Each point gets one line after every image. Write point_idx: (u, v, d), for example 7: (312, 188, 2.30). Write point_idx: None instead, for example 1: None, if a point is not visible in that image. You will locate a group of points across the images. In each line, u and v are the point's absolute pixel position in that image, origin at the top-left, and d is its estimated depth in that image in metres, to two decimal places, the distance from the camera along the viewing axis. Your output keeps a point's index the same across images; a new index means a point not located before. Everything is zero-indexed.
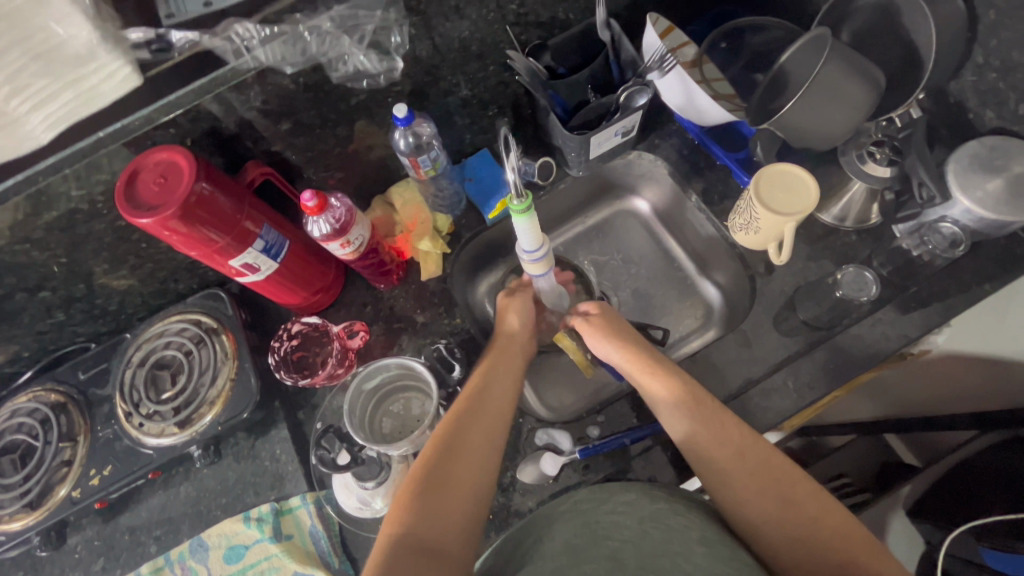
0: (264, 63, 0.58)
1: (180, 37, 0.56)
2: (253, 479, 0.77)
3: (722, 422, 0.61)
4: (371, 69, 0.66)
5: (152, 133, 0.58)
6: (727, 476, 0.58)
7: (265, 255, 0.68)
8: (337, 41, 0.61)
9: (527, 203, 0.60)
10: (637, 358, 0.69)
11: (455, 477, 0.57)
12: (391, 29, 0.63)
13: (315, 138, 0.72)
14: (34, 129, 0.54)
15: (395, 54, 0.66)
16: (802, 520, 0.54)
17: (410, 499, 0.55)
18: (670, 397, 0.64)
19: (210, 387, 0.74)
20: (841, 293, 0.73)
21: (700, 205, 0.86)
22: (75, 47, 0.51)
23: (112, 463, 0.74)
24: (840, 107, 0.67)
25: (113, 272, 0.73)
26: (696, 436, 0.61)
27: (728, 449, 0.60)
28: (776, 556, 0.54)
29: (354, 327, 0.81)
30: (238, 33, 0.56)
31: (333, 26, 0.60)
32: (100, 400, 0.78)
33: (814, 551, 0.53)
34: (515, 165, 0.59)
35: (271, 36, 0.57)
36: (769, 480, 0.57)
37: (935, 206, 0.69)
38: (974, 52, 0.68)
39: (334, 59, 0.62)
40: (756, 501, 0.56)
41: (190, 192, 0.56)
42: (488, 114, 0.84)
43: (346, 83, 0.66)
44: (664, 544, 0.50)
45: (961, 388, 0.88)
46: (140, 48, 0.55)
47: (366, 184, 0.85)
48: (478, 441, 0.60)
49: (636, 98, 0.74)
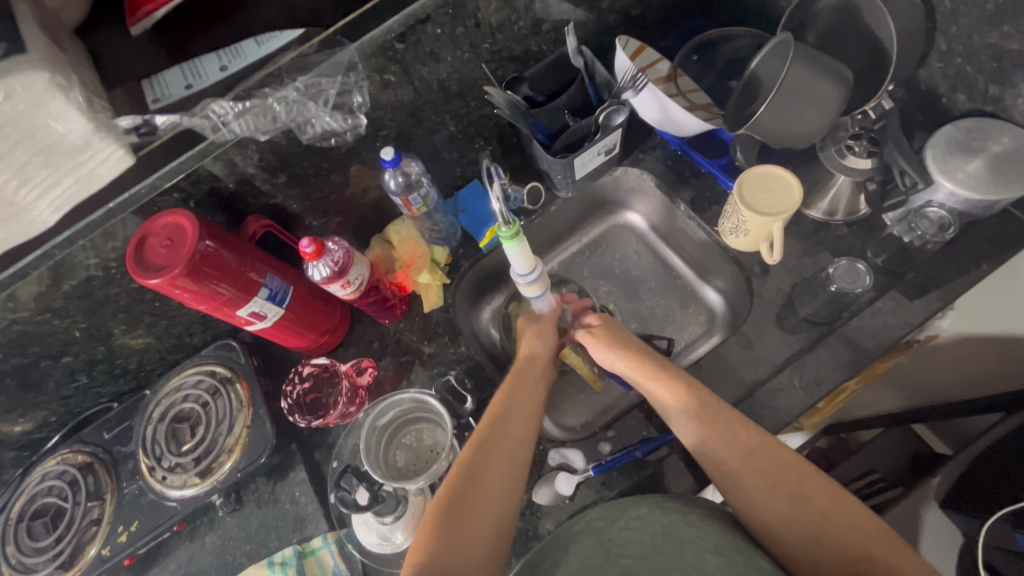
0: (240, 135, 0.61)
1: (163, 120, 0.58)
2: (275, 523, 0.78)
3: (732, 424, 0.61)
4: (338, 129, 0.69)
5: (158, 200, 0.62)
6: (737, 476, 0.58)
7: (271, 303, 0.71)
8: (304, 108, 0.64)
9: (515, 229, 0.63)
10: (640, 364, 0.69)
11: (476, 511, 0.57)
12: (352, 91, 0.66)
13: (311, 187, 0.76)
14: (41, 215, 0.57)
15: (358, 112, 0.69)
16: (814, 516, 0.54)
17: (429, 536, 0.54)
18: (680, 405, 0.64)
19: (227, 435, 0.76)
20: (836, 287, 0.74)
21: (689, 213, 0.87)
22: (72, 140, 0.53)
23: (138, 519, 0.76)
24: (812, 106, 0.69)
25: (130, 332, 0.76)
26: (708, 442, 0.61)
27: (738, 450, 0.59)
28: (790, 554, 0.54)
29: (362, 364, 0.83)
30: (215, 111, 0.58)
31: (298, 95, 0.62)
32: (125, 457, 0.80)
33: (828, 547, 0.53)
34: (498, 194, 0.63)
35: (243, 110, 0.60)
36: (780, 477, 0.57)
37: (919, 191, 0.69)
38: (937, 40, 0.69)
39: (302, 124, 0.66)
40: (768, 500, 0.56)
41: (194, 250, 0.60)
42: (474, 147, 0.87)
43: (316, 143, 0.69)
44: (678, 556, 0.50)
45: (982, 369, 0.87)
46: (130, 132, 0.57)
47: (364, 224, 0.88)
48: (498, 470, 0.60)
49: (614, 118, 0.77)
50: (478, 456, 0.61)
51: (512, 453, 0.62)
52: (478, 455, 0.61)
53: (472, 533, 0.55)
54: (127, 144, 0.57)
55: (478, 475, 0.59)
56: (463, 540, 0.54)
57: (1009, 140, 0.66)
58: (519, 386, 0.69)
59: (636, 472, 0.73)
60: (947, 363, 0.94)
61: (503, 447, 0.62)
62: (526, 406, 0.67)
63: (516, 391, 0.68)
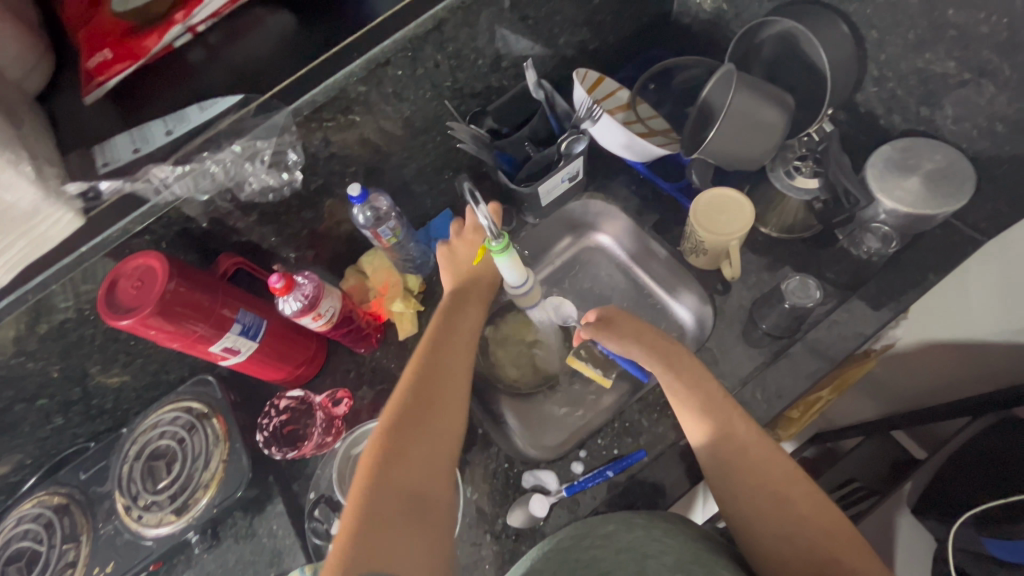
0: (180, 197, 0.64)
1: (107, 186, 0.62)
2: (252, 558, 0.78)
3: (733, 421, 0.61)
4: (274, 184, 0.72)
5: (130, 242, 0.64)
6: (727, 472, 0.60)
7: (244, 337, 0.72)
8: (241, 168, 0.67)
9: (504, 243, 0.67)
10: (659, 358, 0.67)
11: (421, 429, 0.63)
12: (287, 150, 0.68)
13: (284, 223, 0.79)
14: None
15: (293, 169, 0.71)
16: (793, 518, 0.56)
17: (370, 470, 0.59)
18: (691, 400, 0.63)
19: (203, 471, 0.77)
20: (789, 303, 0.75)
21: (653, 235, 0.91)
22: (21, 207, 0.57)
23: (114, 560, 0.75)
24: (751, 135, 0.74)
25: (106, 371, 0.77)
26: (709, 436, 0.61)
27: (734, 448, 0.60)
28: (762, 551, 0.56)
29: (337, 395, 0.84)
30: (156, 175, 0.62)
31: (235, 156, 0.65)
32: (101, 497, 0.80)
33: (799, 549, 0.54)
34: (487, 213, 0.65)
35: (183, 173, 0.63)
36: (765, 478, 0.58)
37: (863, 208, 0.74)
38: (869, 66, 0.73)
39: (239, 182, 0.69)
40: (749, 499, 0.58)
41: (165, 291, 0.61)
42: (443, 177, 0.90)
43: (255, 199, 0.72)
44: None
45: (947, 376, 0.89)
46: (75, 198, 0.61)
47: (339, 256, 0.91)
48: (433, 409, 0.65)
49: (574, 146, 0.82)
50: (416, 396, 0.65)
51: (449, 393, 0.67)
52: (419, 394, 0.65)
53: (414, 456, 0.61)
54: (75, 208, 0.61)
55: (417, 414, 0.64)
56: (402, 473, 0.59)
57: (941, 157, 0.69)
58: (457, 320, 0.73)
59: (609, 490, 0.74)
60: (910, 369, 0.97)
61: (441, 379, 0.67)
62: (465, 349, 0.71)
63: (451, 316, 0.73)
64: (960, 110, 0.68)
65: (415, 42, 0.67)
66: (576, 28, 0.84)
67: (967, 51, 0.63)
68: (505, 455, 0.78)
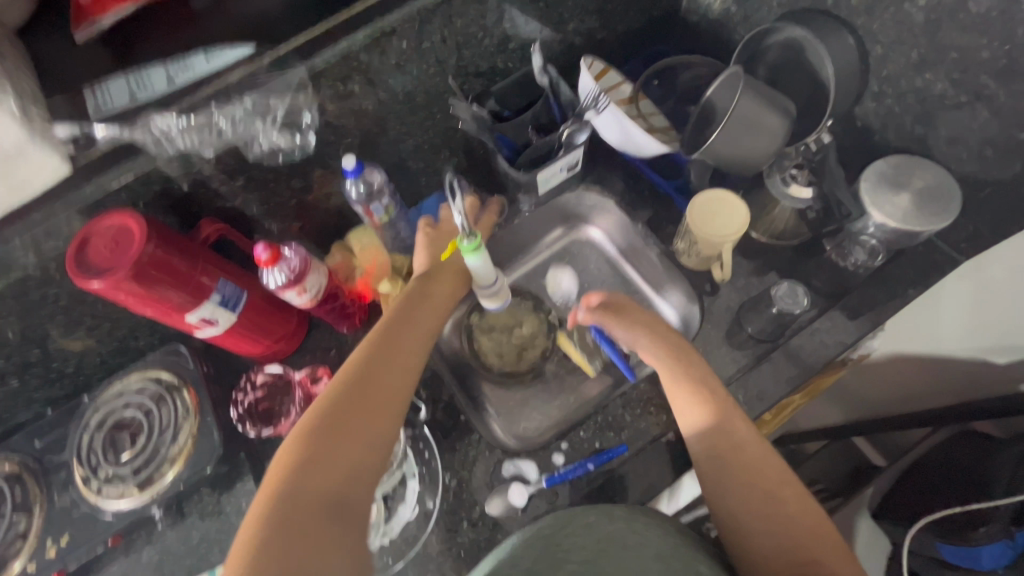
0: (183, 151, 0.61)
1: (103, 132, 0.58)
2: (219, 536, 0.75)
3: (734, 418, 0.63)
4: (285, 146, 0.69)
5: (105, 199, 0.60)
6: (722, 465, 0.61)
7: (223, 308, 0.69)
8: (251, 125, 0.63)
9: (476, 243, 0.66)
10: (664, 343, 0.70)
11: (359, 409, 0.59)
12: (302, 110, 0.66)
13: (271, 192, 0.75)
14: None
15: (307, 131, 0.69)
16: (781, 516, 0.57)
17: (296, 447, 0.56)
18: (691, 389, 0.65)
19: (171, 444, 0.73)
20: (778, 308, 0.77)
21: (645, 231, 0.90)
22: (3, 144, 0.53)
23: (70, 532, 0.72)
24: (752, 137, 0.75)
25: (69, 335, 0.73)
26: (708, 427, 0.63)
27: (732, 441, 0.61)
28: (748, 547, 0.57)
29: (318, 372, 0.80)
30: (159, 127, 0.59)
31: (246, 112, 0.62)
32: (58, 466, 0.76)
33: (781, 545, 0.55)
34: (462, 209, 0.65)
35: (188, 126, 0.60)
36: (759, 474, 0.59)
37: (852, 220, 0.77)
38: (870, 81, 0.74)
39: (249, 141, 0.65)
40: (740, 494, 0.59)
41: (142, 254, 0.58)
42: (440, 158, 0.88)
43: (262, 161, 0.69)
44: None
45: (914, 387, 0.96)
46: (66, 142, 0.58)
47: (326, 230, 0.88)
48: (383, 387, 0.62)
49: (576, 136, 0.81)
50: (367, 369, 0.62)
51: (394, 371, 0.64)
52: (372, 368, 0.62)
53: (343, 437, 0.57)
54: (63, 153, 0.57)
55: (366, 388, 0.61)
56: (329, 453, 0.56)
57: (930, 176, 0.71)
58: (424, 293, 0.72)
59: (588, 483, 0.74)
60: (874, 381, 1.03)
61: (389, 359, 0.64)
62: (422, 330, 0.69)
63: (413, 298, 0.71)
64: (952, 132, 0.70)
65: (423, 13, 0.65)
66: (586, 16, 0.82)
67: (965, 74, 0.64)
68: (486, 442, 0.78)
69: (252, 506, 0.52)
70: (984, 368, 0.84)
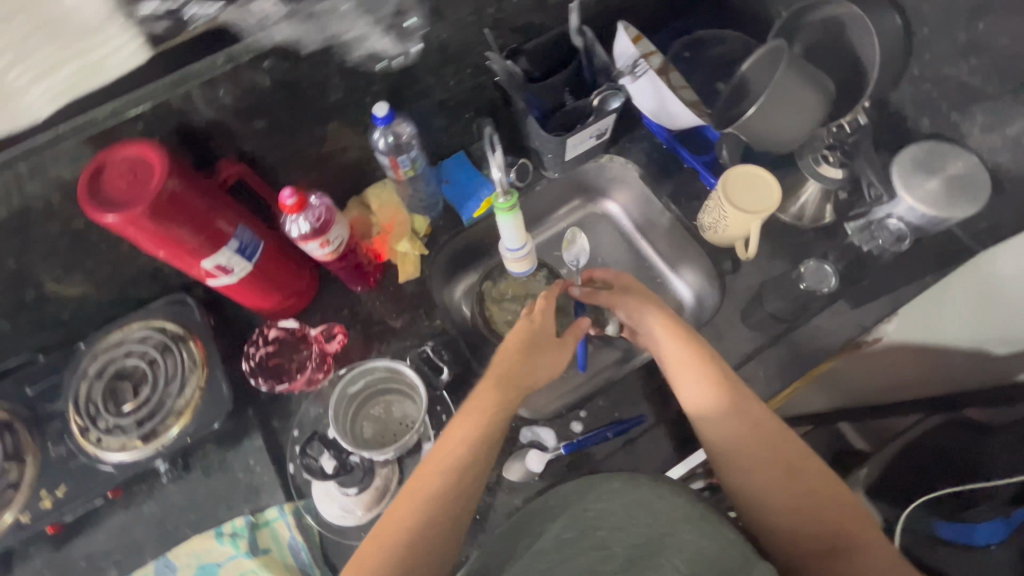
0: (282, 41, 0.58)
1: (197, 13, 0.53)
2: (225, 493, 0.73)
3: (745, 399, 0.62)
4: (387, 52, 0.67)
5: (121, 129, 0.56)
6: (738, 447, 0.60)
7: (240, 256, 0.65)
8: (358, 22, 0.61)
9: (511, 202, 0.66)
10: (673, 324, 0.66)
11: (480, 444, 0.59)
12: (409, 14, 0.64)
13: (292, 137, 0.71)
14: (33, 103, 0.52)
15: (413, 37, 0.67)
16: (804, 493, 0.57)
17: (425, 481, 0.58)
18: (702, 373, 0.63)
19: (177, 397, 0.70)
20: (805, 284, 0.79)
21: (669, 205, 0.89)
22: (81, 20, 0.50)
23: (67, 483, 0.69)
24: (792, 113, 0.73)
25: (67, 277, 0.68)
26: (719, 412, 0.61)
27: (746, 424, 0.60)
28: (773, 524, 0.58)
29: (332, 330, 0.79)
30: (262, 8, 0.55)
31: (353, 8, 0.59)
32: (52, 415, 0.72)
33: (803, 516, 0.56)
34: (502, 165, 0.64)
35: (292, 14, 0.57)
36: (780, 454, 0.59)
37: (882, 204, 0.78)
38: (912, 64, 0.74)
39: (353, 40, 0.63)
40: (761, 476, 0.59)
41: (161, 189, 0.54)
42: (465, 117, 0.85)
43: (360, 66, 0.67)
44: (645, 529, 0.54)
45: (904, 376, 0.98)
46: (153, 21, 0.52)
47: (342, 185, 0.84)
48: (479, 482, 0.59)
49: (609, 102, 0.78)
50: (464, 471, 0.58)
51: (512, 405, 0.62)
52: (474, 467, 0.58)
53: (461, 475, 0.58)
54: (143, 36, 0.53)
55: (464, 494, 0.57)
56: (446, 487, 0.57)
57: (962, 164, 0.71)
58: (536, 364, 0.65)
59: (605, 452, 0.74)
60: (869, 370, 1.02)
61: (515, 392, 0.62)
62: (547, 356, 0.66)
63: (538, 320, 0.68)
64: (989, 120, 0.70)
65: None
66: None
67: (1011, 62, 0.64)
68: None
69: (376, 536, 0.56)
70: (985, 360, 0.81)
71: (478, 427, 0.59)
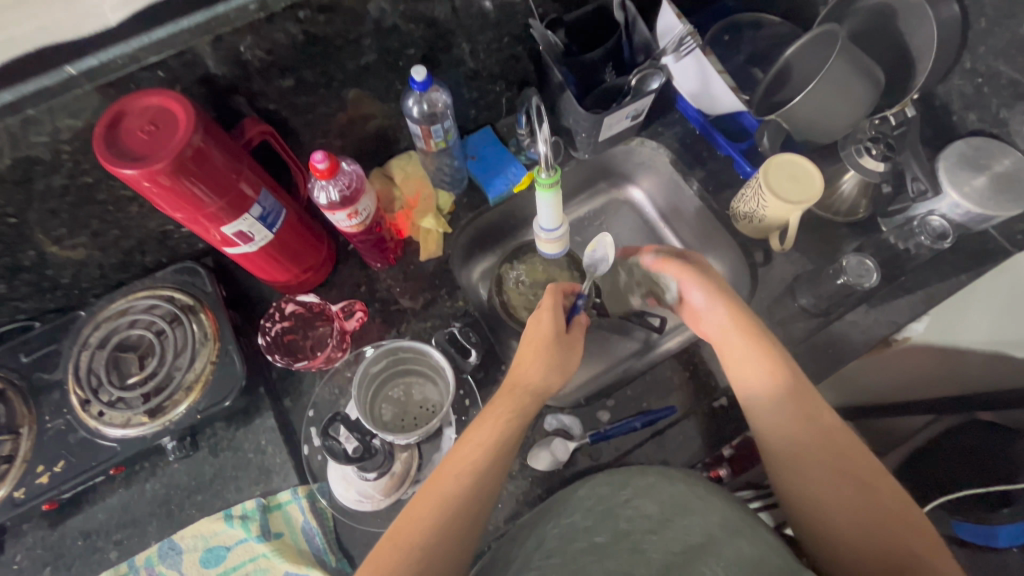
0: None
1: None
2: (234, 473, 0.70)
3: (815, 403, 0.60)
4: None
5: (138, 76, 0.51)
6: (802, 448, 0.58)
7: (261, 224, 0.61)
8: None
9: (554, 178, 0.63)
10: (745, 317, 0.65)
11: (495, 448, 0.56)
12: None
13: (318, 99, 0.66)
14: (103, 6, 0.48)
15: None
16: (872, 509, 0.54)
17: (458, 474, 0.55)
18: (772, 367, 0.61)
19: (186, 370, 0.66)
20: (844, 279, 0.75)
21: (700, 192, 0.86)
22: None
23: (65, 459, 0.64)
24: (841, 101, 0.69)
25: (70, 238, 0.63)
26: (786, 408, 0.60)
27: (814, 427, 0.59)
28: (835, 539, 0.55)
29: (354, 307, 0.75)
30: None
31: None
32: (49, 386, 0.67)
33: (870, 531, 0.53)
34: (547, 139, 0.62)
35: None
36: (845, 465, 0.57)
37: (925, 200, 0.75)
38: (964, 57, 0.73)
39: None
40: (825, 485, 0.56)
41: (185, 144, 0.49)
42: (496, 89, 0.81)
43: None
44: (687, 532, 0.51)
45: (914, 379, 0.97)
46: None
47: (364, 155, 0.80)
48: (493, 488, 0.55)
49: (649, 81, 0.73)
50: (483, 477, 0.55)
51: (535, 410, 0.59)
52: (489, 471, 0.55)
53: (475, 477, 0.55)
54: None
55: (481, 502, 0.54)
56: (465, 485, 0.54)
57: (1009, 162, 0.71)
58: (560, 367, 0.62)
59: (632, 443, 0.72)
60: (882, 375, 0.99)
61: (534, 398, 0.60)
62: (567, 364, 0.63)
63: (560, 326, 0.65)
64: None
65: None
66: None
67: None
68: None
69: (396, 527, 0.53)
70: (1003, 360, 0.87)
71: (495, 430, 0.58)
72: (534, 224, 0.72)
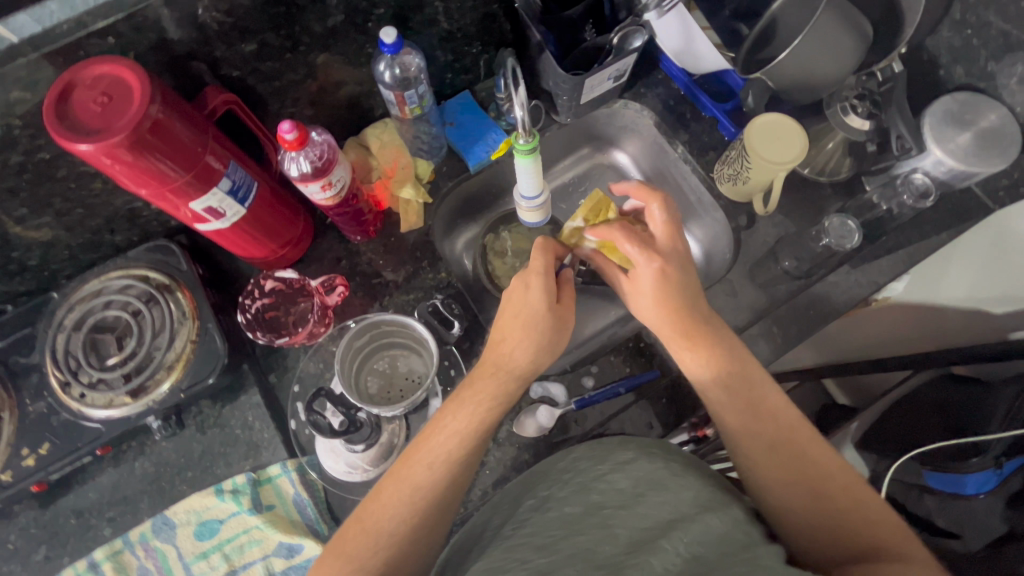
0: None
1: None
2: (223, 449, 0.70)
3: (763, 388, 0.59)
4: None
5: (87, 42, 0.48)
6: (752, 434, 0.57)
7: (232, 198, 0.59)
8: None
9: (532, 143, 0.61)
10: (675, 320, 0.60)
11: (459, 439, 0.55)
12: None
13: (285, 65, 0.63)
14: None
15: None
16: (828, 496, 0.54)
17: (414, 463, 0.55)
18: (702, 365, 0.60)
19: (166, 350, 0.65)
20: (827, 241, 0.73)
21: (686, 156, 0.85)
22: None
23: (49, 441, 0.64)
24: (826, 58, 0.67)
25: (34, 219, 0.61)
26: (725, 385, 0.59)
27: (767, 413, 0.58)
28: (787, 520, 0.54)
29: (333, 282, 0.74)
30: None
31: None
32: (27, 369, 0.67)
33: (821, 515, 0.53)
34: (524, 103, 0.60)
35: None
36: (799, 452, 0.56)
37: (909, 158, 0.73)
38: (954, 7, 0.70)
39: None
40: (778, 473, 0.55)
41: (143, 116, 0.47)
42: (472, 51, 0.77)
43: None
44: (658, 509, 0.48)
45: (890, 335, 0.99)
46: None
47: (337, 123, 0.77)
48: (464, 473, 0.56)
49: (631, 40, 0.71)
50: (451, 470, 0.55)
51: (503, 398, 0.58)
52: (458, 461, 0.55)
53: (439, 466, 0.54)
54: None
55: (446, 488, 0.54)
56: (424, 472, 0.54)
57: (995, 117, 0.70)
58: (545, 343, 0.59)
59: (617, 408, 0.73)
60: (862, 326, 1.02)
61: (506, 385, 0.58)
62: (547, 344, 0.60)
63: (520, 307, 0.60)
64: None
65: None
66: None
67: None
68: None
69: (360, 511, 0.54)
70: (981, 318, 0.84)
71: (458, 418, 0.56)
72: (515, 192, 0.71)
